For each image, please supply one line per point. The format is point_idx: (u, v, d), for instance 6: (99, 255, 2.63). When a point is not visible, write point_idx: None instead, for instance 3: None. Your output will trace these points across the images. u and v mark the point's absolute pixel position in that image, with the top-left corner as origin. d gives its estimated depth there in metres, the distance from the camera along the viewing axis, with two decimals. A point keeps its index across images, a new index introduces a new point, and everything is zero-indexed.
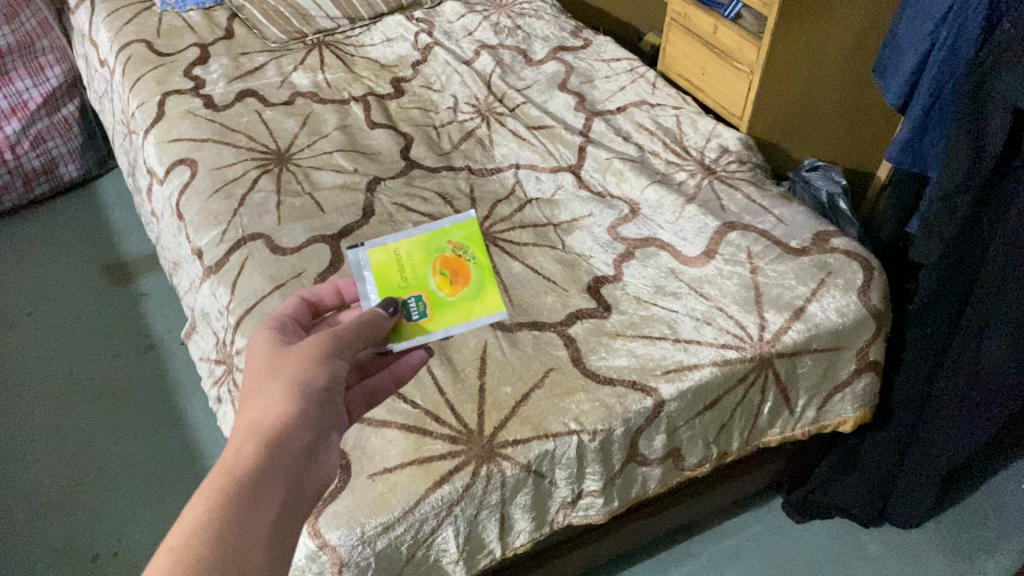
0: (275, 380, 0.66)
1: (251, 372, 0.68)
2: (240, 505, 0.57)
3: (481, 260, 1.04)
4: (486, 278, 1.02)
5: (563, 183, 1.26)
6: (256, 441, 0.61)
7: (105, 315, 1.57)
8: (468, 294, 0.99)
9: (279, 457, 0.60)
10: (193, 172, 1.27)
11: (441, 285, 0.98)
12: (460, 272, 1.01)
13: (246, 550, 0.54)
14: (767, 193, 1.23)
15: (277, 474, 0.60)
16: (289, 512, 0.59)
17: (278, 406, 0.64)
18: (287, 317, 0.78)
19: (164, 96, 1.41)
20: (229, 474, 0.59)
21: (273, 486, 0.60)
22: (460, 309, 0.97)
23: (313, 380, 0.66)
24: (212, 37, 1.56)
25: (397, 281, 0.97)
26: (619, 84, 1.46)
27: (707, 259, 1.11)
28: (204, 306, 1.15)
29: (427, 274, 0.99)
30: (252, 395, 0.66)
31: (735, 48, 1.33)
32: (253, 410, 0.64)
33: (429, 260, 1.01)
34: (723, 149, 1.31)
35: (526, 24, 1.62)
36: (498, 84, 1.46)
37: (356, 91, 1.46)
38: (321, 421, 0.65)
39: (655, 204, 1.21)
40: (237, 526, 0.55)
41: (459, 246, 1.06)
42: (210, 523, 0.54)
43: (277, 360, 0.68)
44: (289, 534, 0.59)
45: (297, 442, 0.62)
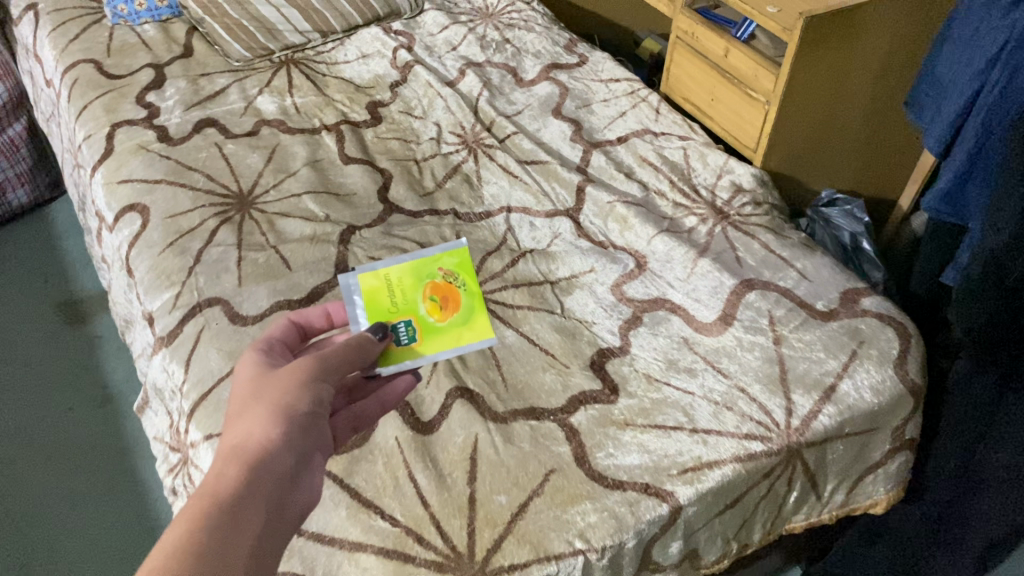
0: (259, 405, 0.65)
1: (234, 398, 0.67)
2: (222, 525, 0.54)
3: (472, 286, 1.03)
4: (476, 304, 1.01)
5: (560, 230, 1.13)
6: (239, 462, 0.59)
7: (57, 361, 1.44)
8: (457, 320, 0.98)
9: (261, 476, 0.58)
10: (144, 221, 1.13)
11: (431, 311, 0.98)
12: (450, 297, 1.00)
13: (228, 566, 0.51)
14: (787, 241, 1.11)
15: (260, 495, 0.58)
16: (272, 533, 0.57)
17: (263, 429, 0.62)
18: (275, 341, 0.77)
19: (113, 128, 1.27)
20: (209, 495, 0.56)
21: (255, 506, 0.57)
22: (448, 336, 0.97)
23: (297, 403, 0.65)
24: (169, 55, 1.41)
25: (386, 307, 0.98)
26: (619, 110, 1.32)
27: (724, 326, 0.99)
28: (156, 381, 1.02)
29: (418, 298, 1.00)
30: (236, 421, 0.64)
31: (750, 75, 1.19)
32: (235, 434, 0.62)
33: (420, 284, 1.01)
34: (735, 188, 1.19)
35: (516, 38, 1.48)
36: (486, 109, 1.32)
37: (328, 118, 1.32)
38: (304, 446, 0.63)
39: (664, 258, 1.08)
40: (217, 543, 0.52)
41: (450, 273, 1.04)
42: (190, 540, 0.51)
43: (261, 384, 0.67)
44: (273, 554, 0.56)
45: (280, 465, 0.60)
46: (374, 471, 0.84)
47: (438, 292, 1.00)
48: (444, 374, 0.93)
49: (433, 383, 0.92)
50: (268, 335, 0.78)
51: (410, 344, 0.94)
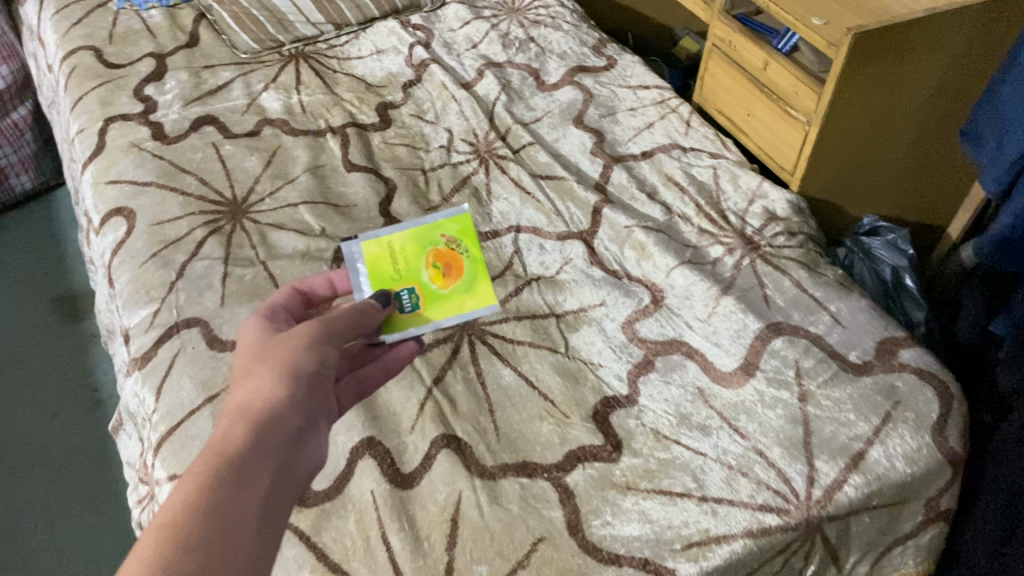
0: (263, 367, 0.66)
1: (240, 360, 0.68)
2: (231, 481, 0.55)
3: (474, 253, 1.02)
4: (478, 273, 1.00)
5: (571, 255, 1.04)
6: (247, 420, 0.60)
7: (50, 360, 1.39)
8: (461, 288, 0.97)
9: (269, 437, 0.59)
10: (129, 227, 1.07)
11: (434, 278, 0.97)
12: (453, 264, 0.99)
13: (234, 521, 0.53)
14: (820, 279, 1.01)
15: (268, 453, 0.59)
16: (280, 490, 0.58)
17: (269, 389, 0.63)
18: (279, 308, 0.78)
19: (107, 122, 1.19)
20: (218, 453, 0.57)
21: (263, 464, 0.58)
22: (451, 303, 0.95)
23: (303, 364, 0.66)
24: (173, 44, 1.34)
25: (389, 274, 0.96)
26: (646, 120, 1.23)
27: (745, 376, 0.89)
28: (130, 404, 0.95)
29: (420, 266, 0.98)
30: (241, 380, 0.65)
31: (789, 91, 1.09)
32: (241, 393, 0.63)
33: (421, 251, 1.00)
34: (767, 215, 1.09)
35: (541, 36, 1.38)
36: (502, 116, 1.23)
37: (335, 119, 1.24)
38: (310, 408, 0.64)
39: (683, 293, 0.98)
40: (226, 499, 0.53)
41: (452, 240, 1.02)
42: (199, 499, 0.52)
43: (265, 347, 0.68)
44: (280, 510, 0.57)
45: (285, 423, 0.61)
46: (345, 529, 0.76)
47: (441, 259, 0.99)
48: (432, 419, 0.85)
49: (417, 429, 0.84)
50: (272, 301, 0.78)
51: (413, 312, 0.92)
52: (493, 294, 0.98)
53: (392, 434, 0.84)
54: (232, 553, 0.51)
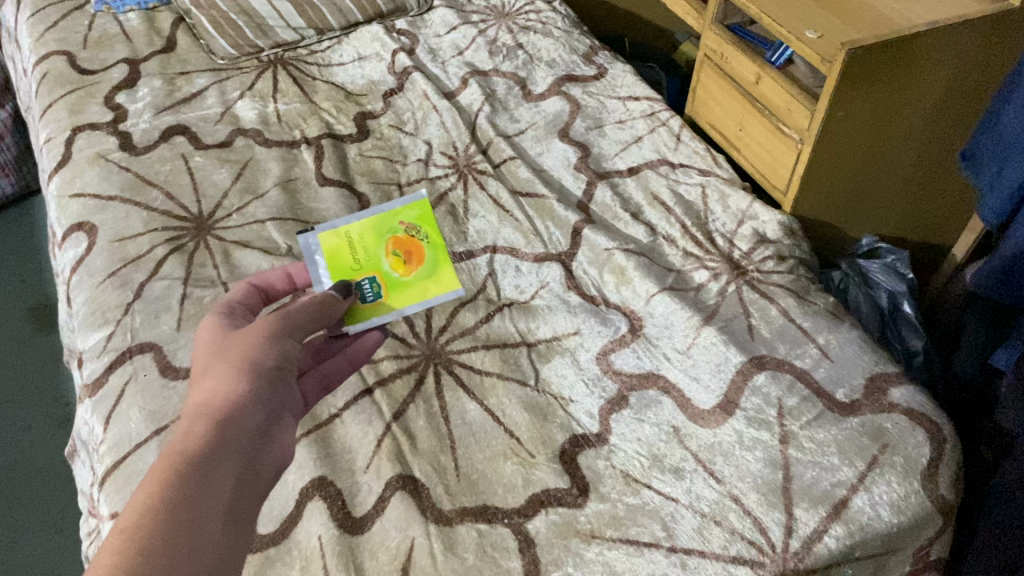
0: (222, 362, 0.64)
1: (196, 358, 0.66)
2: (196, 476, 0.52)
3: (435, 238, 1.02)
4: (440, 258, 1.00)
5: (548, 279, 0.99)
6: (207, 417, 0.58)
7: (23, 373, 1.35)
8: (422, 274, 0.98)
9: (232, 432, 0.57)
10: (90, 244, 1.02)
11: (394, 266, 0.97)
12: (413, 251, 1.00)
13: (203, 514, 0.50)
14: (810, 308, 0.96)
15: (232, 447, 0.57)
16: (246, 485, 0.56)
17: (229, 385, 0.61)
18: (236, 305, 0.76)
19: (74, 132, 1.16)
20: (180, 447, 0.55)
21: (228, 457, 0.56)
22: (413, 290, 0.96)
23: (263, 360, 0.65)
24: (148, 50, 1.29)
25: (349, 265, 0.96)
26: (634, 134, 1.18)
27: (724, 415, 0.84)
28: (82, 432, 0.91)
29: (380, 255, 0.98)
30: (199, 377, 0.63)
31: (782, 106, 1.03)
32: (199, 391, 0.61)
33: (381, 240, 1.00)
34: (757, 238, 1.03)
35: (529, 43, 1.33)
36: (484, 127, 1.18)
37: (311, 130, 1.19)
38: (271, 403, 0.63)
39: (663, 322, 0.93)
40: (195, 486, 0.52)
41: (412, 226, 1.03)
42: (164, 499, 0.49)
43: (223, 343, 0.66)
44: (249, 504, 0.55)
45: (248, 419, 0.59)
46: None
47: (400, 247, 0.99)
48: (388, 457, 0.80)
49: (372, 468, 0.80)
50: (228, 297, 0.77)
51: (374, 301, 0.93)
52: (456, 279, 0.98)
53: (346, 474, 0.79)
54: (205, 541, 0.49)
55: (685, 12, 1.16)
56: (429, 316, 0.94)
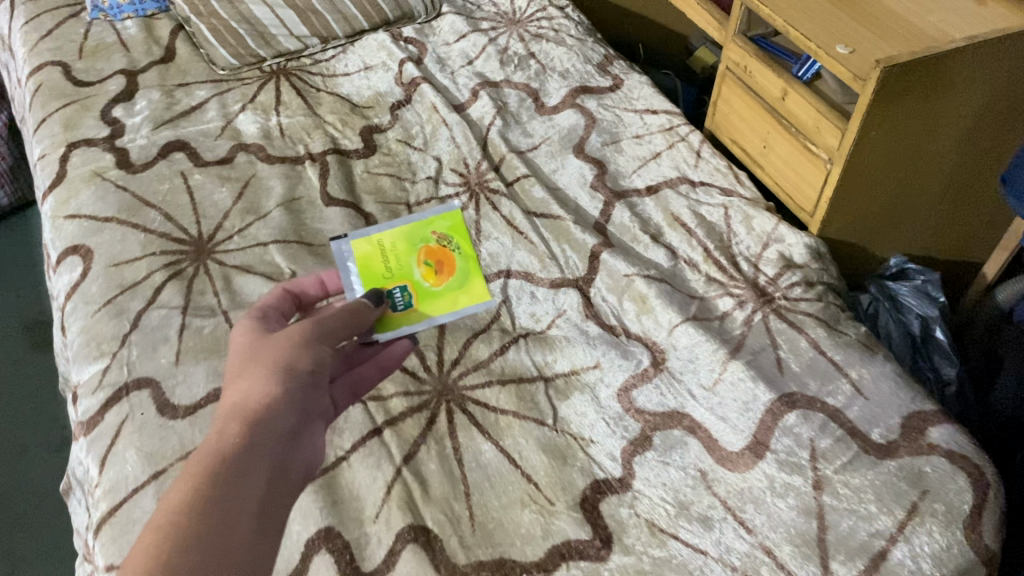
0: (257, 365, 0.65)
1: (232, 358, 0.67)
2: (222, 490, 0.55)
3: (467, 250, 1.01)
4: (471, 269, 0.99)
5: (565, 306, 0.95)
6: (240, 423, 0.60)
7: (18, 394, 1.30)
8: (453, 284, 0.96)
9: (263, 441, 0.59)
10: (85, 269, 0.98)
11: (426, 276, 0.96)
12: (445, 261, 0.98)
13: (226, 533, 0.53)
14: (840, 339, 0.91)
15: (260, 455, 0.59)
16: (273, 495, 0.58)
17: (262, 389, 0.63)
18: (270, 309, 0.76)
19: (69, 148, 1.11)
20: (211, 455, 0.57)
21: (256, 466, 0.58)
22: (443, 300, 0.94)
23: (297, 365, 0.65)
24: (146, 60, 1.25)
25: (380, 272, 0.95)
26: (652, 150, 1.13)
27: (753, 458, 0.80)
28: (75, 470, 0.87)
29: (412, 264, 0.97)
30: (233, 380, 0.64)
31: (810, 123, 0.98)
32: (234, 393, 0.63)
33: (413, 249, 0.99)
34: (783, 262, 0.98)
35: (542, 52, 1.28)
36: (496, 143, 1.14)
37: (315, 145, 1.14)
38: (304, 409, 0.64)
39: (687, 356, 0.88)
40: (222, 501, 0.54)
41: (444, 237, 1.01)
42: (189, 516, 0.52)
43: (258, 346, 0.67)
44: (276, 515, 0.57)
45: (280, 425, 0.61)
46: None
47: (433, 256, 0.98)
48: (398, 505, 0.76)
49: (382, 517, 0.75)
50: (262, 302, 0.77)
51: (405, 310, 0.92)
52: (488, 291, 0.96)
53: (354, 523, 0.75)
54: (222, 563, 0.51)
55: (706, 22, 1.11)
56: (440, 348, 0.90)
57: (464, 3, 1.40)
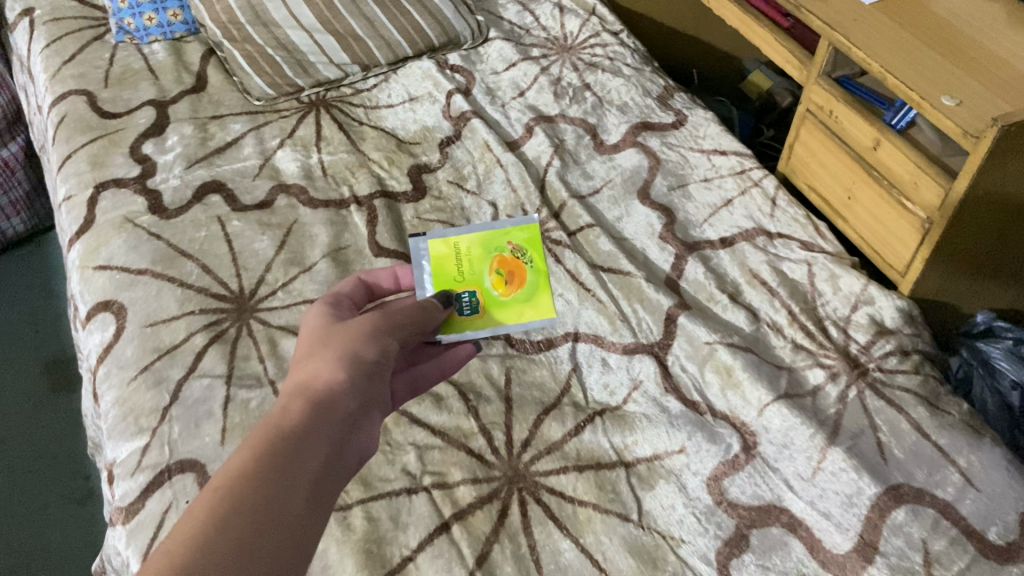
0: (325, 351, 0.64)
1: (301, 345, 0.67)
2: (286, 455, 0.53)
3: (539, 264, 0.96)
4: (542, 283, 0.94)
5: (641, 377, 0.87)
6: (304, 400, 0.59)
7: (39, 441, 1.23)
8: (521, 295, 0.92)
9: (327, 418, 0.58)
10: (118, 328, 0.90)
11: (496, 284, 0.92)
12: (516, 271, 0.94)
13: (288, 492, 0.51)
14: (945, 419, 0.83)
15: (324, 433, 0.57)
16: (334, 470, 0.56)
17: (329, 374, 0.61)
18: (342, 296, 0.75)
19: (98, 189, 1.03)
20: (274, 428, 0.55)
21: (319, 444, 0.56)
22: (509, 311, 0.90)
23: (364, 352, 0.65)
24: (176, 88, 1.17)
25: (452, 275, 0.92)
26: (723, 196, 1.05)
27: (862, 563, 0.72)
28: (111, 560, 0.79)
29: (484, 270, 0.94)
30: (301, 364, 0.64)
31: (905, 178, 0.90)
32: (302, 375, 0.62)
33: (488, 256, 0.95)
34: (875, 327, 0.91)
35: (598, 83, 1.20)
36: (555, 186, 1.06)
37: (361, 186, 1.07)
38: (369, 396, 0.63)
39: (781, 440, 0.80)
40: (285, 464, 0.53)
41: (519, 248, 0.97)
42: (252, 473, 0.51)
43: (326, 332, 0.67)
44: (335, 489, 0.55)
45: (345, 406, 0.60)
46: None
47: (505, 265, 0.94)
48: None
49: None
50: (336, 289, 0.76)
51: (472, 314, 0.89)
52: (554, 307, 0.92)
53: None
54: (280, 521, 0.49)
55: (786, 60, 1.03)
56: (508, 426, 0.82)
57: (511, 26, 1.32)
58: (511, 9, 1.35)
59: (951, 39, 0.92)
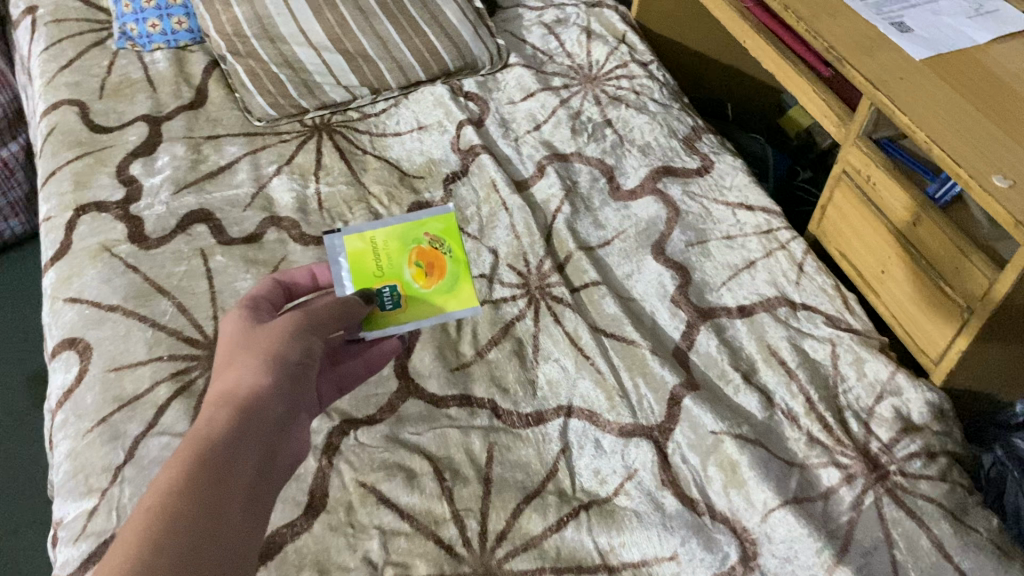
0: (247, 352, 0.62)
1: (220, 346, 0.65)
2: (216, 467, 0.52)
3: (458, 253, 0.97)
4: (461, 272, 0.95)
5: (636, 464, 0.79)
6: (229, 406, 0.57)
7: (17, 460, 1.18)
8: (441, 287, 0.93)
9: (255, 424, 0.56)
10: (81, 371, 0.85)
11: (416, 277, 0.94)
12: (435, 262, 0.95)
13: (221, 507, 0.50)
14: (971, 538, 0.74)
15: (252, 442, 0.55)
16: (264, 476, 0.55)
17: (254, 378, 0.59)
18: (261, 299, 0.74)
19: (78, 212, 0.97)
20: (201, 439, 0.54)
21: (247, 453, 0.55)
22: (429, 304, 0.92)
23: (288, 353, 0.63)
24: (174, 103, 1.11)
25: (371, 271, 0.93)
26: (745, 256, 0.96)
27: None
28: None
29: (403, 265, 0.95)
30: (222, 369, 0.62)
31: (945, 260, 0.81)
32: (223, 379, 0.60)
33: (405, 249, 0.96)
34: (900, 423, 0.82)
35: (620, 119, 1.12)
36: (563, 235, 0.98)
37: (356, 223, 1.00)
38: (294, 396, 0.61)
39: (784, 553, 0.72)
40: (215, 477, 0.51)
41: (435, 238, 0.98)
42: (184, 489, 0.49)
43: (248, 334, 0.65)
44: (266, 497, 0.54)
45: (271, 411, 0.58)
46: None
47: (423, 257, 0.95)
48: None
49: None
50: (255, 292, 0.75)
51: (394, 309, 0.90)
52: (476, 295, 0.93)
53: None
54: (218, 536, 0.48)
55: (823, 115, 0.94)
56: (484, 515, 0.75)
57: (534, 50, 1.24)
58: (535, 33, 1.27)
59: (1008, 106, 0.82)
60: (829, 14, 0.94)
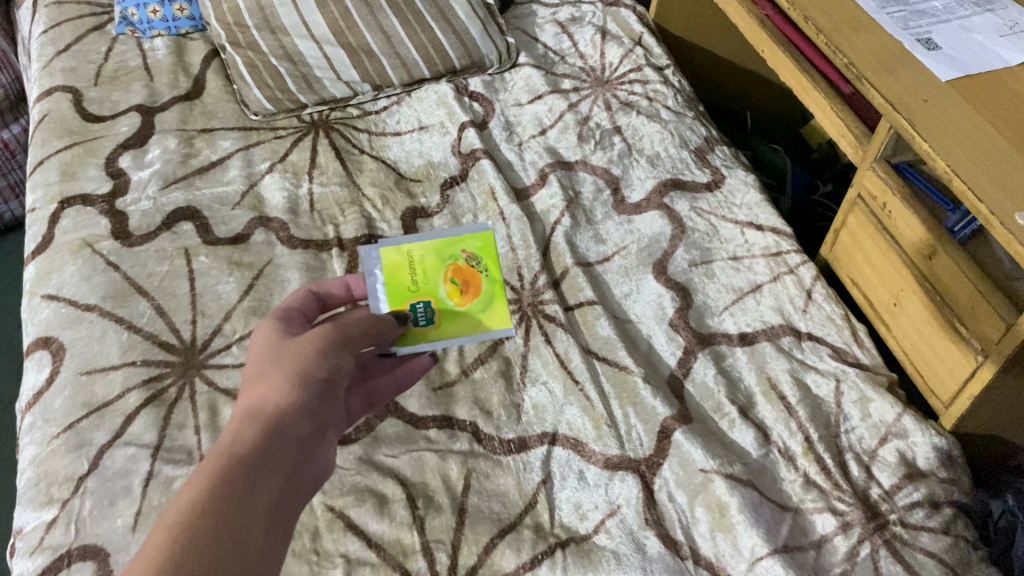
0: (275, 367, 0.58)
1: (251, 359, 0.61)
2: (239, 489, 0.48)
3: (495, 274, 0.91)
4: (497, 295, 0.89)
5: (619, 500, 0.75)
6: (257, 423, 0.53)
7: None
8: (476, 308, 0.87)
9: (281, 444, 0.52)
10: (52, 373, 0.82)
11: (451, 295, 0.87)
12: (472, 282, 0.89)
13: (243, 532, 0.46)
14: None
15: (275, 465, 0.51)
16: (287, 501, 0.51)
17: (278, 397, 0.55)
18: (294, 309, 0.70)
19: (62, 205, 0.95)
20: (223, 459, 0.50)
21: (270, 475, 0.50)
22: (463, 326, 0.86)
23: (317, 369, 0.59)
24: (169, 93, 1.07)
25: (406, 285, 0.87)
26: (751, 280, 0.92)
27: None
28: None
29: (439, 281, 0.88)
30: (250, 383, 0.58)
31: (961, 297, 0.76)
32: (250, 395, 0.56)
33: (441, 265, 0.90)
34: (904, 468, 0.77)
35: (629, 128, 1.07)
36: (560, 250, 0.94)
37: (347, 227, 0.96)
38: (321, 416, 0.57)
39: None
40: (238, 498, 0.47)
41: (473, 255, 0.91)
42: (204, 511, 0.45)
43: (278, 347, 0.61)
44: (287, 523, 0.50)
45: (298, 429, 0.54)
46: None
47: (460, 274, 0.89)
48: None
49: None
50: (286, 303, 0.71)
51: (427, 327, 0.84)
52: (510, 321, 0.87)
53: None
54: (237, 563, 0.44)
55: (841, 134, 0.89)
56: (455, 548, 0.71)
57: (545, 50, 1.20)
58: (548, 31, 1.23)
59: None
60: (851, 28, 0.89)
